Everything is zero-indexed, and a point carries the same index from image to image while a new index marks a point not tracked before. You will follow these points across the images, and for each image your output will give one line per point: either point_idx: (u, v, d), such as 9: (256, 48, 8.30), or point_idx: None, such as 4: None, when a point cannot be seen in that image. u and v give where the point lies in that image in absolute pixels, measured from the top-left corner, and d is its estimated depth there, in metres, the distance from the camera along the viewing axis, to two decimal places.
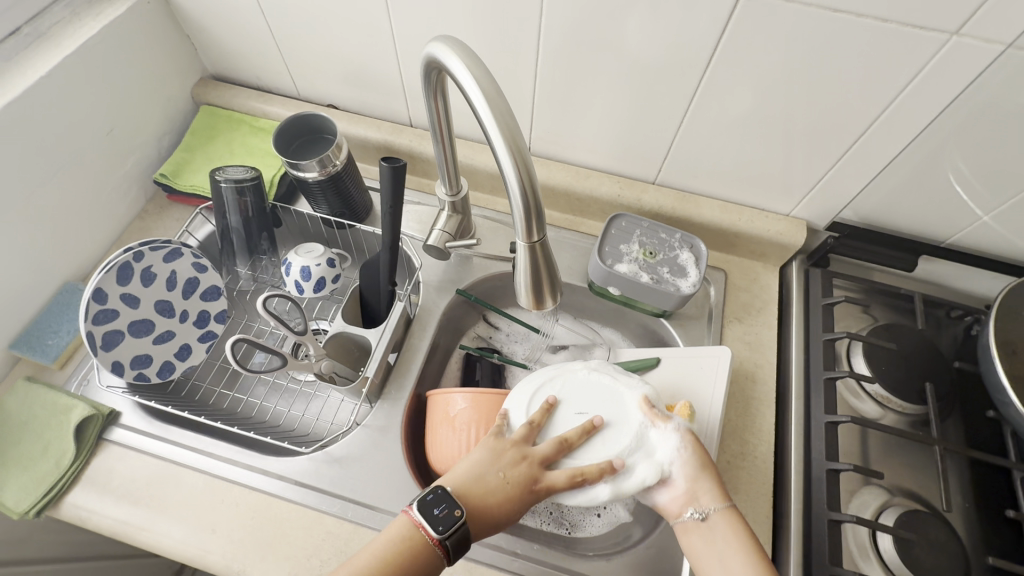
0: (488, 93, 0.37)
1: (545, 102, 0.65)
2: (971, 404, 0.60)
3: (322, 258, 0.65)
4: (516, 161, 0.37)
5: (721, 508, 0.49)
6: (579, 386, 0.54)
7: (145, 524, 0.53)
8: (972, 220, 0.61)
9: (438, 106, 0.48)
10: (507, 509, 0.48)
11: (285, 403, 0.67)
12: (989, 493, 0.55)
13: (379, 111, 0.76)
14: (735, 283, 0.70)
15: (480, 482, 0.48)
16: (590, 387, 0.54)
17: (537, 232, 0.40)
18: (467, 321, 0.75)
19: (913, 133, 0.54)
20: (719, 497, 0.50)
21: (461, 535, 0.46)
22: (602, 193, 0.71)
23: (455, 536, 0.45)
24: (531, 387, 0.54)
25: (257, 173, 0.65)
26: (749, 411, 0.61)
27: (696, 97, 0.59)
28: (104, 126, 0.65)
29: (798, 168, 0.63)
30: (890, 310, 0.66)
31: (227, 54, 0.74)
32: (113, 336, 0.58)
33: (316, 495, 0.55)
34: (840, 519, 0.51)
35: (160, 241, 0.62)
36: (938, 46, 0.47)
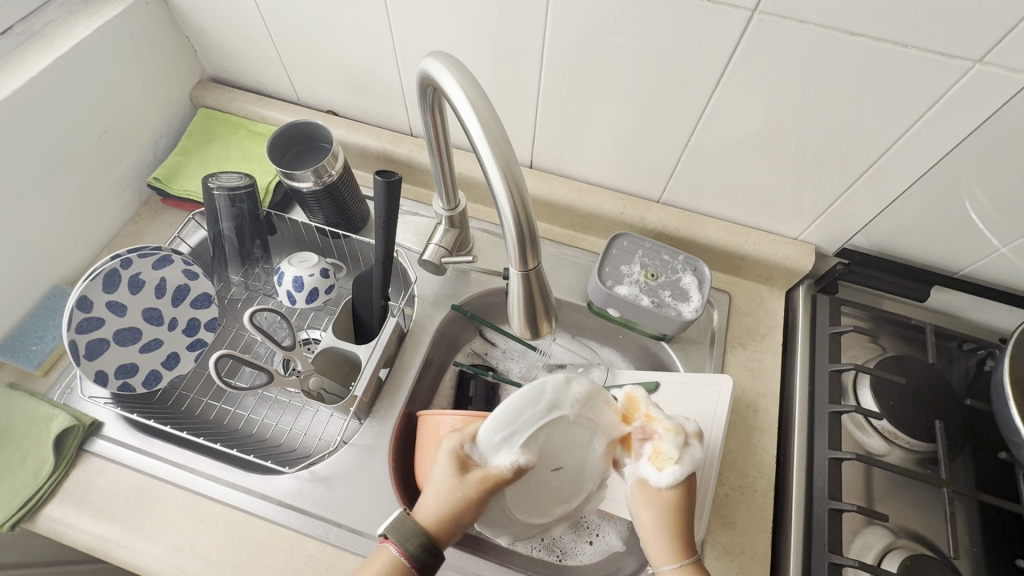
0: (483, 115, 0.35)
1: (548, 116, 0.63)
2: (983, 442, 0.57)
3: (315, 269, 0.63)
4: (511, 187, 0.35)
5: (682, 563, 0.46)
6: (564, 428, 0.46)
7: (123, 541, 0.52)
8: (988, 251, 0.59)
9: (434, 121, 0.46)
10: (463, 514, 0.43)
11: (273, 416, 0.65)
12: (998, 539, 0.53)
13: (378, 119, 0.74)
14: (739, 306, 0.68)
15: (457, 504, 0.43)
16: (575, 428, 0.47)
17: (532, 260, 0.38)
18: (462, 336, 0.73)
19: (929, 161, 0.52)
20: (679, 551, 0.46)
21: (407, 529, 0.42)
22: (605, 210, 0.69)
23: (402, 530, 0.42)
24: (517, 430, 0.44)
25: (251, 180, 0.63)
26: (750, 442, 0.59)
27: (704, 116, 0.57)
28: (98, 128, 0.64)
29: (808, 191, 0.61)
30: (901, 341, 0.64)
31: (225, 56, 0.73)
32: (96, 344, 0.57)
33: (299, 516, 0.54)
34: (842, 563, 0.48)
35: (148, 248, 0.60)
36: (959, 74, 0.44)
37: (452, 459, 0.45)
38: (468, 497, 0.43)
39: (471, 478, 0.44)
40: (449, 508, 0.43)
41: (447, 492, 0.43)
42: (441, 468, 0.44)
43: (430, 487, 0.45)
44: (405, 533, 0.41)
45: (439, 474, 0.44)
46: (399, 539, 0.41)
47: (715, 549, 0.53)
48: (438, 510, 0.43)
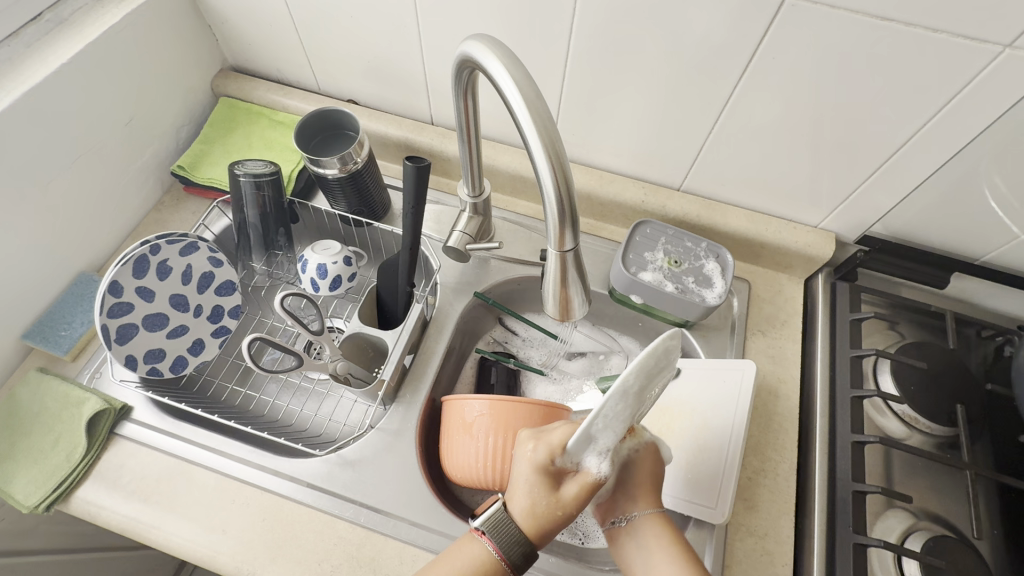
0: (526, 96, 0.35)
1: (572, 104, 0.64)
2: (1003, 427, 0.58)
3: (338, 257, 0.63)
4: (554, 167, 0.35)
5: (654, 512, 0.47)
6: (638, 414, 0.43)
7: (155, 522, 0.52)
8: (1009, 238, 0.59)
9: (467, 105, 0.46)
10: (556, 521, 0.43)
11: (297, 402, 0.66)
12: (1019, 522, 0.53)
13: (399, 108, 0.74)
14: (759, 294, 0.68)
15: (552, 514, 0.43)
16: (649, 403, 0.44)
17: (571, 240, 0.39)
18: (483, 325, 0.73)
19: (953, 148, 0.53)
20: (650, 502, 0.47)
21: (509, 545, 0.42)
22: (625, 198, 0.69)
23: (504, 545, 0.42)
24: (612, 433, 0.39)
25: (275, 168, 0.64)
26: (772, 426, 0.60)
27: (729, 103, 0.57)
28: (124, 116, 0.64)
29: (830, 179, 0.61)
30: (919, 328, 0.65)
31: (247, 45, 0.73)
32: (127, 329, 0.57)
33: (328, 498, 0.54)
34: (867, 543, 0.49)
35: (176, 235, 0.61)
36: (988, 59, 0.45)
37: (541, 471, 0.44)
38: (562, 510, 0.43)
39: (565, 493, 0.43)
40: (540, 521, 0.43)
41: (541, 504, 0.43)
42: (529, 481, 0.44)
43: (518, 495, 0.44)
44: (505, 545, 0.42)
45: (528, 487, 0.44)
46: (502, 548, 0.43)
47: (739, 531, 0.54)
48: (530, 521, 0.43)
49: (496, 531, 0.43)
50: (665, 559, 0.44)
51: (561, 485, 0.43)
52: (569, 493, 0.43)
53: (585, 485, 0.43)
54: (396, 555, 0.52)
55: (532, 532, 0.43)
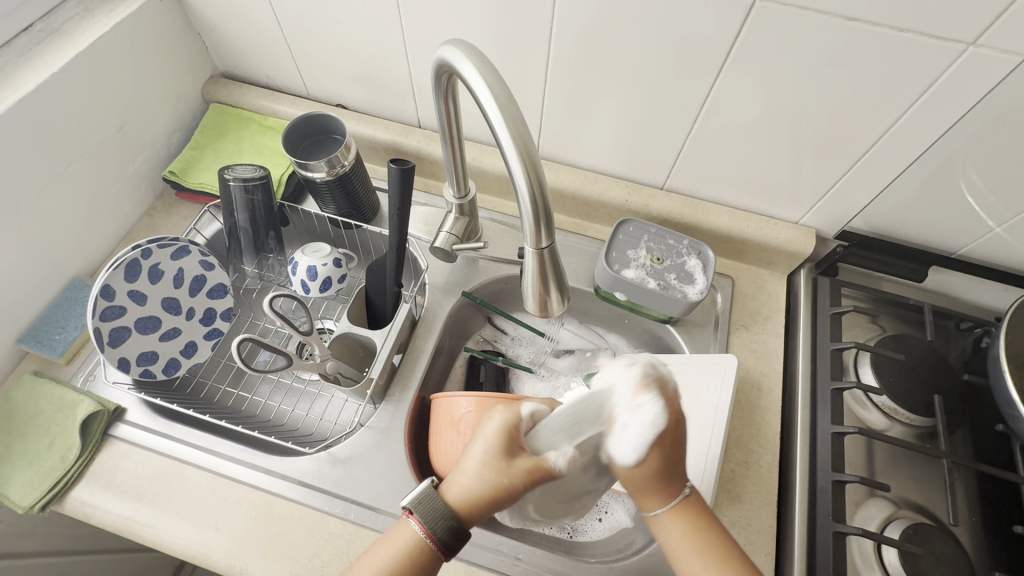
0: (499, 99, 0.37)
1: (554, 106, 0.65)
2: (981, 416, 0.59)
3: (328, 259, 0.64)
4: (527, 168, 0.37)
5: (668, 508, 0.47)
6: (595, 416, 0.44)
7: (148, 521, 0.53)
8: (983, 231, 0.60)
9: (448, 108, 0.47)
10: (495, 499, 0.44)
11: (289, 402, 0.67)
12: (998, 509, 0.54)
13: (387, 112, 0.75)
14: (742, 290, 0.70)
15: (492, 488, 0.44)
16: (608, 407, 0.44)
17: (546, 238, 0.40)
18: (472, 324, 0.75)
19: (925, 143, 0.54)
20: (662, 499, 0.47)
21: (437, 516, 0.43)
22: (609, 197, 0.70)
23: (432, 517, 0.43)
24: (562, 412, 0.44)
25: (265, 172, 0.65)
26: (755, 419, 0.61)
27: (707, 103, 0.58)
28: (115, 123, 0.65)
29: (809, 176, 0.62)
30: (899, 321, 0.66)
31: (237, 52, 0.74)
32: (120, 332, 0.58)
33: (319, 495, 0.55)
34: (846, 531, 0.50)
35: (168, 239, 0.62)
36: (954, 57, 0.46)
37: (499, 443, 0.45)
38: (506, 482, 0.44)
39: (514, 469, 0.44)
40: (478, 494, 0.44)
41: (484, 476, 0.44)
42: (485, 452, 0.45)
43: (466, 469, 0.45)
44: (432, 517, 0.43)
45: (480, 459, 0.45)
46: (426, 523, 0.43)
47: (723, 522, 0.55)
48: (467, 492, 0.44)
49: (422, 505, 0.43)
50: (690, 556, 0.45)
51: (511, 462, 0.44)
52: (518, 468, 0.44)
53: (536, 466, 0.44)
54: None
55: (466, 505, 0.44)
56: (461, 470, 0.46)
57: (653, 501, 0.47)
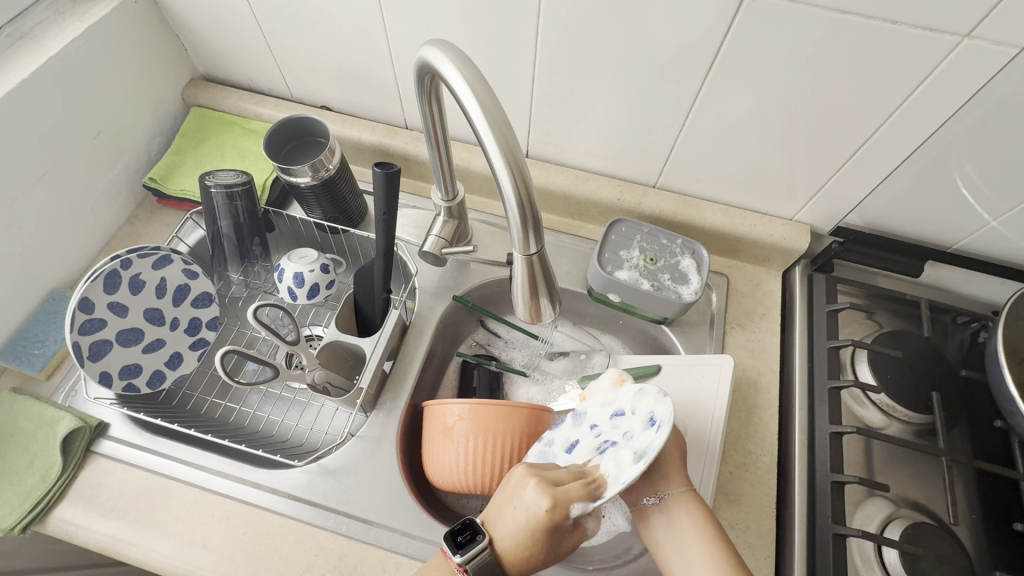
0: (483, 101, 0.35)
1: (543, 105, 0.64)
2: (979, 413, 0.58)
3: (315, 265, 0.63)
4: (513, 173, 0.36)
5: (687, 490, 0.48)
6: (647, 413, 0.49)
7: (134, 539, 0.52)
8: (979, 225, 0.59)
9: (432, 110, 0.46)
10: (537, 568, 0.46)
11: (278, 412, 0.66)
12: (997, 506, 0.54)
13: (373, 113, 0.74)
14: (737, 288, 0.69)
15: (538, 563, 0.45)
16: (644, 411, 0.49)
17: (535, 244, 0.39)
18: (464, 328, 0.73)
19: (919, 137, 0.53)
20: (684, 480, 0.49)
21: None
22: (602, 196, 0.69)
23: None
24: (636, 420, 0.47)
25: (248, 177, 0.63)
26: (752, 420, 0.60)
27: (698, 99, 0.57)
28: (92, 130, 0.64)
29: (803, 172, 0.61)
30: (896, 317, 0.65)
31: (217, 54, 0.72)
32: (100, 346, 0.57)
33: (309, 508, 0.54)
34: (845, 533, 0.49)
35: (148, 248, 0.60)
36: (948, 49, 0.45)
37: (544, 532, 0.43)
38: (551, 561, 0.45)
39: (558, 551, 0.45)
40: (525, 568, 0.45)
41: (532, 555, 0.44)
42: (529, 538, 0.44)
43: (514, 545, 0.44)
44: None
45: (527, 540, 0.44)
46: None
47: (721, 525, 0.54)
48: (515, 568, 0.45)
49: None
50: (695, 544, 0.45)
51: (557, 544, 0.45)
52: (563, 549, 0.45)
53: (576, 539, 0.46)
54: (378, 563, 0.52)
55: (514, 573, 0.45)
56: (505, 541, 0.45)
57: (678, 478, 0.49)
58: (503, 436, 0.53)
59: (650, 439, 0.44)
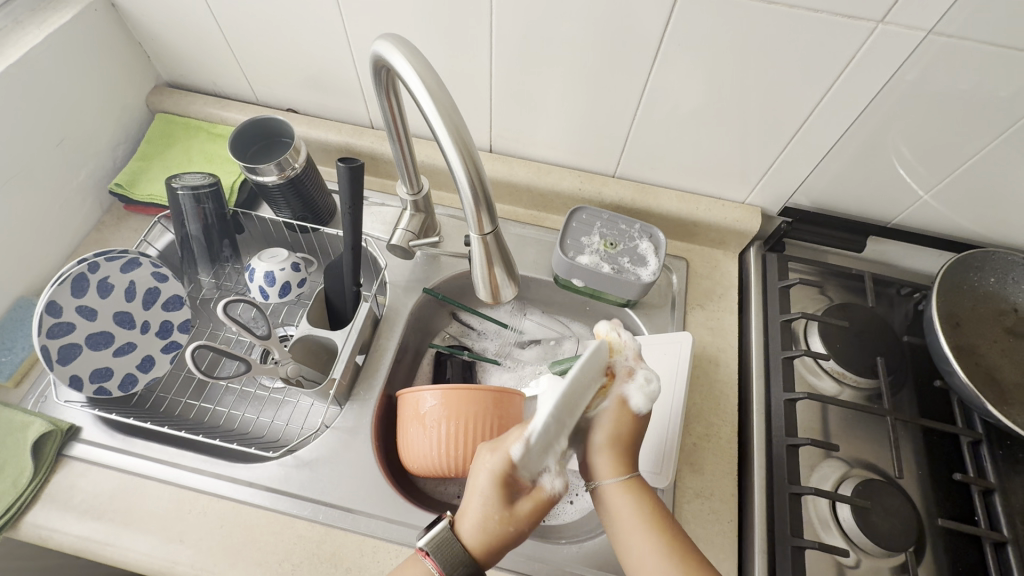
0: (433, 90, 0.38)
1: (502, 101, 0.66)
2: (922, 375, 0.62)
3: (285, 263, 0.64)
4: (465, 158, 0.38)
5: (621, 481, 0.46)
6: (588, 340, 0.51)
7: (110, 539, 0.52)
8: (913, 200, 0.64)
9: (390, 104, 0.48)
10: (502, 540, 0.44)
11: (253, 410, 0.66)
12: (940, 460, 0.57)
13: (338, 114, 0.75)
14: (696, 271, 0.72)
15: (502, 532, 0.44)
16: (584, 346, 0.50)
17: (489, 222, 0.42)
18: (437, 321, 0.75)
19: (850, 118, 0.57)
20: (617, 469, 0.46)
21: (450, 555, 0.43)
22: (564, 187, 0.72)
23: (443, 554, 0.43)
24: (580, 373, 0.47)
25: (215, 179, 0.64)
26: (713, 392, 0.63)
27: (646, 90, 0.60)
28: (54, 137, 0.64)
29: (750, 156, 0.65)
30: (845, 290, 0.69)
31: (180, 60, 0.73)
32: (70, 349, 0.57)
33: (288, 499, 0.55)
34: (800, 491, 0.53)
35: (116, 251, 0.60)
36: (866, 35, 0.49)
37: (495, 489, 0.44)
38: (512, 528, 0.44)
39: (517, 511, 0.44)
40: (490, 539, 0.44)
41: (494, 523, 0.44)
42: (485, 500, 0.44)
43: (475, 512, 0.44)
44: (450, 562, 0.43)
45: (485, 506, 0.44)
46: (445, 568, 0.43)
47: (686, 493, 0.56)
48: (477, 540, 0.44)
49: (439, 548, 0.43)
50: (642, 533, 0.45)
51: (517, 504, 0.44)
52: (522, 511, 0.44)
53: (537, 499, 0.45)
54: (357, 547, 0.53)
55: (480, 551, 0.44)
56: (475, 519, 0.44)
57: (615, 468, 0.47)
58: (475, 421, 0.54)
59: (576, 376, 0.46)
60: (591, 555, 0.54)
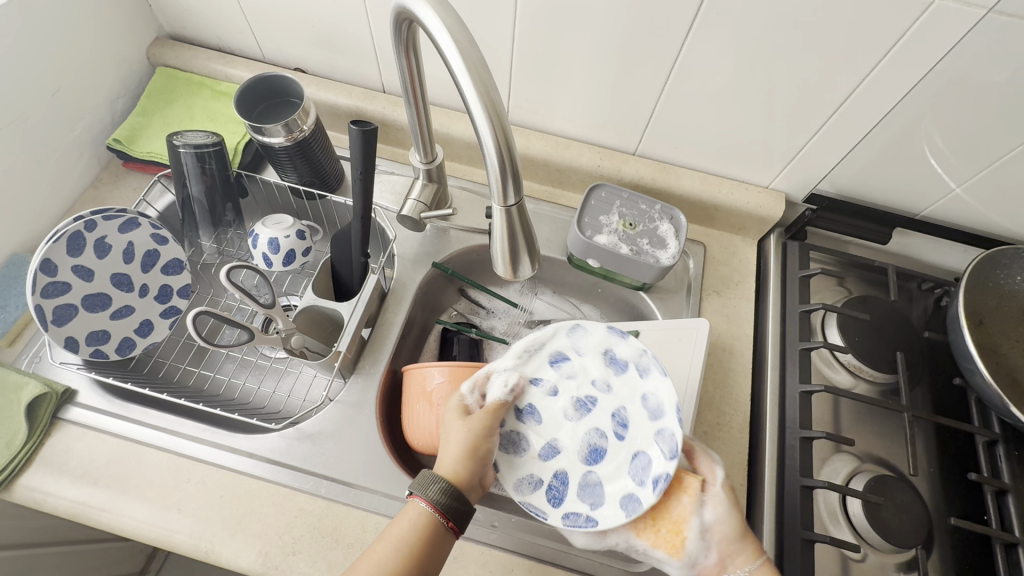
0: (461, 45, 0.35)
1: (523, 69, 0.63)
2: (940, 372, 0.61)
3: (291, 231, 0.61)
4: (493, 123, 0.35)
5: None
6: (576, 332, 0.54)
7: (106, 505, 0.51)
8: (945, 192, 0.61)
9: (409, 63, 0.45)
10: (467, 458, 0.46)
11: (254, 380, 0.65)
12: (953, 458, 0.56)
13: (350, 76, 0.72)
14: (713, 256, 0.70)
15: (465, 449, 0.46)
16: (577, 336, 0.54)
17: (514, 196, 0.40)
18: (445, 297, 0.73)
19: (891, 102, 0.54)
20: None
21: (428, 478, 0.44)
22: (582, 162, 0.69)
23: (422, 484, 0.44)
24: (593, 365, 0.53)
25: (219, 138, 0.61)
26: (726, 382, 0.61)
27: (676, 64, 0.57)
28: (48, 86, 0.60)
29: (778, 140, 0.62)
30: (865, 283, 0.68)
31: (183, 10, 0.69)
32: (65, 310, 0.55)
33: (288, 472, 0.53)
34: (812, 485, 0.51)
35: (114, 210, 0.58)
36: (920, 11, 0.46)
37: (454, 415, 0.48)
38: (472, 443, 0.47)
39: (473, 427, 0.47)
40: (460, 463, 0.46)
41: (458, 440, 0.47)
42: (450, 428, 0.48)
43: (444, 442, 0.47)
44: (428, 484, 0.44)
45: (450, 433, 0.47)
46: (427, 493, 0.44)
47: None
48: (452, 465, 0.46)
49: (422, 483, 0.44)
50: None
51: (469, 422, 0.48)
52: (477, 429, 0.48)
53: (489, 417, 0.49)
54: (359, 523, 0.52)
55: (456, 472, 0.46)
56: (444, 445, 0.47)
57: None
58: None
59: (656, 385, 0.51)
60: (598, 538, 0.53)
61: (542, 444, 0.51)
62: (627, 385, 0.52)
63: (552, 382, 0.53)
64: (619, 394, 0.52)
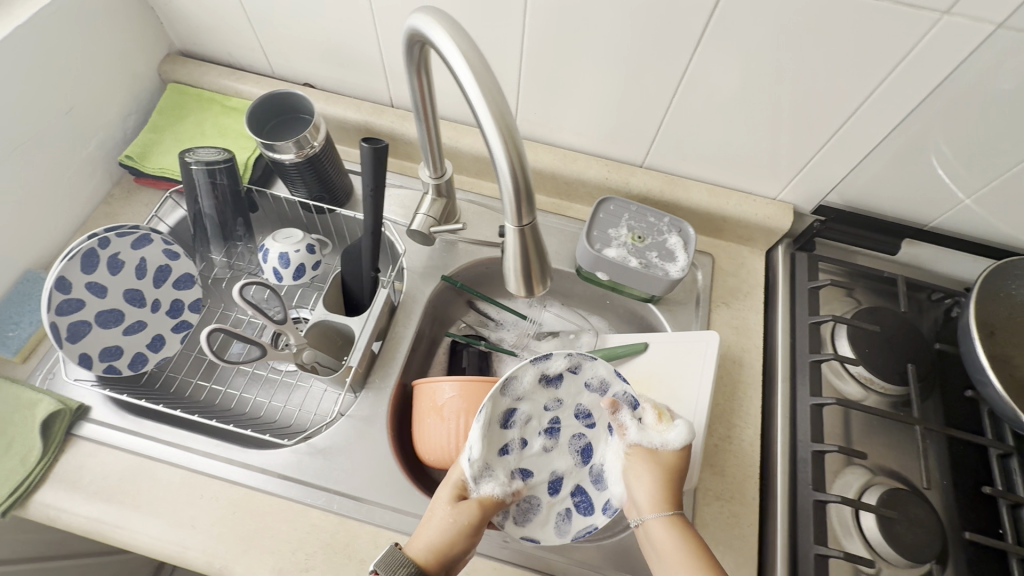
0: (476, 69, 0.35)
1: (531, 84, 0.64)
2: (951, 383, 0.61)
3: (300, 245, 0.62)
4: (507, 142, 0.36)
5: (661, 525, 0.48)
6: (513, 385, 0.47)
7: (120, 521, 0.51)
8: (954, 203, 0.61)
9: (421, 83, 0.45)
10: (443, 546, 0.45)
11: (265, 394, 0.65)
12: (966, 471, 0.56)
13: (358, 91, 0.73)
14: (722, 268, 0.70)
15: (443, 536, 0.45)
16: (514, 387, 0.47)
17: (527, 216, 0.40)
18: (454, 310, 0.73)
19: (900, 115, 0.54)
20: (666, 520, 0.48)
21: (398, 560, 0.43)
22: (590, 175, 0.69)
23: (389, 563, 0.43)
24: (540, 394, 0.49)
25: (230, 155, 0.62)
26: (736, 394, 0.61)
27: (684, 78, 0.58)
28: (62, 104, 0.61)
29: (786, 152, 0.62)
30: (874, 294, 0.67)
31: (194, 28, 0.70)
32: (79, 327, 0.55)
33: (300, 487, 0.54)
34: (825, 499, 0.51)
35: (126, 227, 0.58)
36: (929, 26, 0.46)
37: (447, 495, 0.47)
38: (452, 534, 0.45)
39: (458, 517, 0.46)
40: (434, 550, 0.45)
41: (439, 525, 0.46)
42: (438, 509, 0.47)
43: (427, 521, 0.47)
44: (394, 564, 0.43)
45: (435, 514, 0.46)
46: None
47: (706, 496, 0.55)
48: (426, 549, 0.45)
49: (388, 561, 0.43)
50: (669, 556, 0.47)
51: (456, 509, 0.46)
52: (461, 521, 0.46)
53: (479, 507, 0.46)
54: (371, 539, 0.52)
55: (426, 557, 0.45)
56: (425, 523, 0.47)
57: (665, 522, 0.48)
58: None
59: (596, 371, 0.49)
60: (608, 553, 0.53)
61: (546, 486, 0.49)
62: (570, 389, 0.49)
63: (514, 439, 0.48)
64: (569, 401, 0.50)
